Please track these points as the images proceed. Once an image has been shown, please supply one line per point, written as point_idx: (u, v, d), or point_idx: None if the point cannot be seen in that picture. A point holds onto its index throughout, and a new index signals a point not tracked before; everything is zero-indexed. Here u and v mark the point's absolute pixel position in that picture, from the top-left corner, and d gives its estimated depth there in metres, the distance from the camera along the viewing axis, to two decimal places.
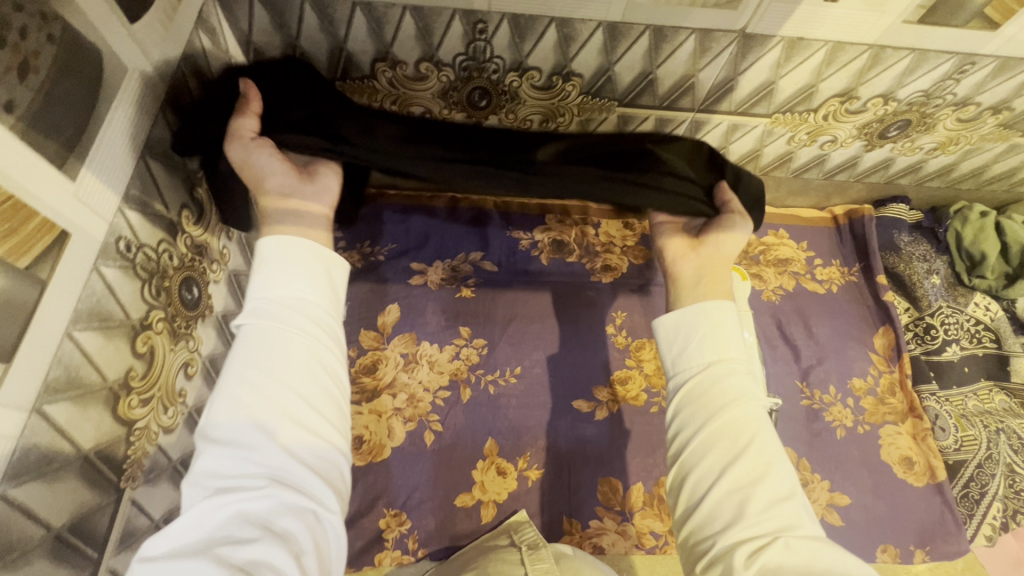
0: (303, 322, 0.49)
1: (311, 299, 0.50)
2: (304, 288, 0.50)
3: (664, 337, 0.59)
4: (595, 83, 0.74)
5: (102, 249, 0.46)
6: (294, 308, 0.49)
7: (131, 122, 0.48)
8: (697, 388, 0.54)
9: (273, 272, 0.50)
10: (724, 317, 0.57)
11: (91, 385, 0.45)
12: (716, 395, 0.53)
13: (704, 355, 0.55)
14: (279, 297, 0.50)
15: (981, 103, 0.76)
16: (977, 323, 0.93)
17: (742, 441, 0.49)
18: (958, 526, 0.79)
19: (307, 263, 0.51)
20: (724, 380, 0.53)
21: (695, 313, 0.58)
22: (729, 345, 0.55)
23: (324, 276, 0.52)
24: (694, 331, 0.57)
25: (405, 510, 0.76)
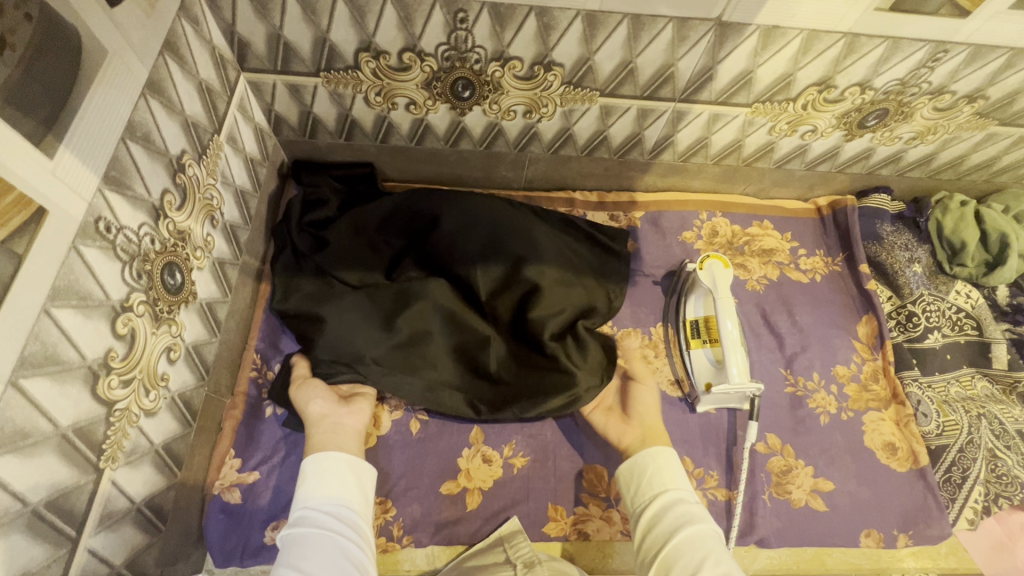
0: (352, 528, 0.58)
1: (352, 508, 0.60)
2: (347, 499, 0.61)
3: (625, 482, 0.69)
4: (577, 73, 0.75)
5: (81, 228, 0.46)
6: (346, 516, 0.59)
7: (110, 104, 0.49)
8: (656, 518, 0.63)
9: (320, 486, 0.61)
10: (666, 460, 0.67)
11: (70, 362, 0.46)
12: (673, 525, 0.60)
13: (657, 488, 0.65)
14: (326, 508, 0.59)
15: (956, 91, 0.77)
16: (959, 311, 0.93)
17: (699, 553, 0.56)
18: (941, 511, 0.80)
19: (347, 476, 0.63)
20: (676, 507, 0.62)
21: (641, 458, 0.68)
22: (674, 475, 0.66)
23: (358, 478, 0.64)
24: (643, 472, 0.67)
25: (391, 497, 0.76)
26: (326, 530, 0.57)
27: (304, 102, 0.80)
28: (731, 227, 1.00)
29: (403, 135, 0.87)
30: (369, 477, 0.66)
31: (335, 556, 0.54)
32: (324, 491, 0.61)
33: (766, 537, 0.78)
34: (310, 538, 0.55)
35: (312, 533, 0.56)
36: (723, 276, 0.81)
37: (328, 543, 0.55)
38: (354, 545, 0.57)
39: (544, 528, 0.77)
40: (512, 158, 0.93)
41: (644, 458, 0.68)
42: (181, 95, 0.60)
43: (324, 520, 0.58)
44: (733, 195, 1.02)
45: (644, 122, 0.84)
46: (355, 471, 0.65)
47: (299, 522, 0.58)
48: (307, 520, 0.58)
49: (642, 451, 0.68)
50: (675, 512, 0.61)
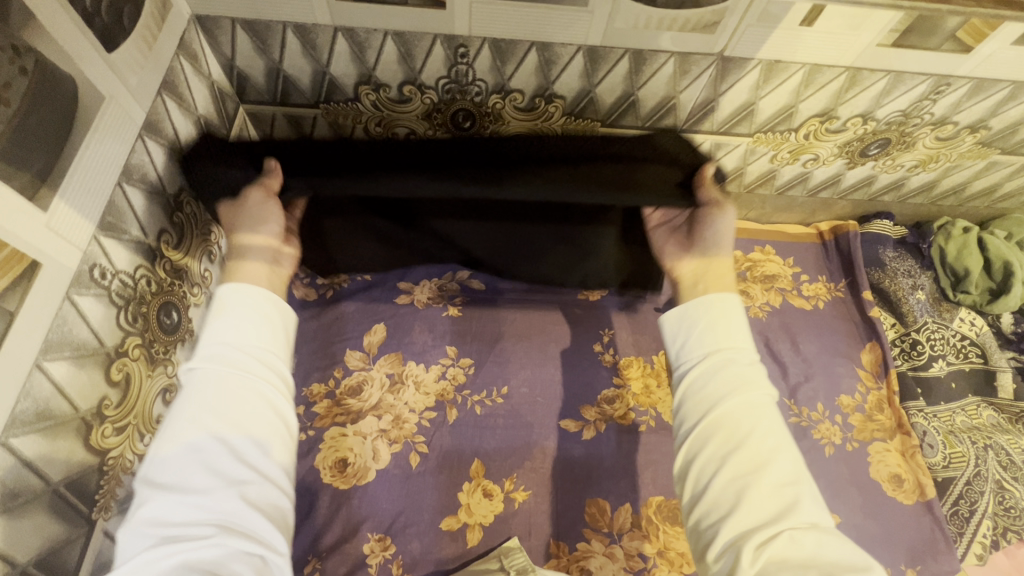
0: (260, 360, 0.49)
1: (266, 348, 0.50)
2: (260, 340, 0.50)
3: (667, 330, 0.59)
4: (578, 105, 0.74)
5: (75, 278, 0.45)
6: (254, 350, 0.49)
7: (107, 151, 0.48)
8: (700, 378, 0.53)
9: (229, 323, 0.50)
10: (725, 314, 0.56)
11: (63, 415, 0.45)
12: (719, 388, 0.52)
13: (707, 345, 0.55)
14: (233, 346, 0.49)
15: (958, 122, 0.77)
16: (963, 338, 0.92)
17: (743, 431, 0.49)
18: (949, 545, 0.78)
19: (262, 308, 0.52)
20: (723, 371, 0.53)
21: (694, 309, 0.57)
22: (736, 334, 0.55)
23: (281, 316, 0.53)
24: (694, 324, 0.57)
25: (390, 535, 0.75)
26: (240, 372, 0.48)
27: None
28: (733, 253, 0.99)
29: None
30: (287, 307, 0.54)
31: (248, 424, 0.46)
32: (239, 328, 0.50)
33: None
34: (218, 383, 0.47)
35: (220, 376, 0.47)
36: None
37: (243, 392, 0.47)
38: (277, 404, 0.49)
39: (547, 565, 0.75)
40: None
41: (700, 306, 0.57)
42: (178, 132, 0.60)
43: (234, 361, 0.48)
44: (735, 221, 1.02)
45: None
46: (272, 303, 0.53)
47: (208, 353, 0.48)
48: (217, 360, 0.47)
49: (697, 298, 0.58)
50: (723, 375, 0.52)
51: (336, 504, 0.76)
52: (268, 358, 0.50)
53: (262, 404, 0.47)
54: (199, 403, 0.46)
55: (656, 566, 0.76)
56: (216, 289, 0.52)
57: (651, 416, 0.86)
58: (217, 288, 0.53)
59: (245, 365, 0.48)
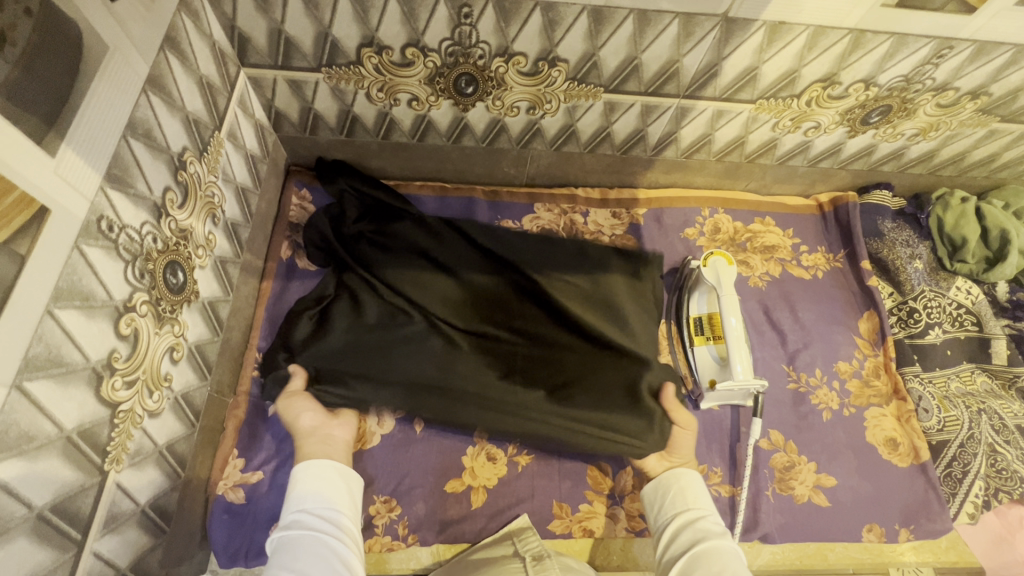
0: (331, 521, 0.59)
1: (337, 511, 0.61)
2: (332, 504, 0.62)
3: (649, 506, 0.71)
4: (581, 69, 0.74)
5: (83, 227, 0.45)
6: (326, 513, 0.60)
7: (111, 100, 0.48)
8: (677, 532, 0.64)
9: (303, 491, 0.62)
10: (690, 480, 0.69)
11: (74, 364, 0.45)
12: (694, 538, 0.62)
13: (678, 506, 0.67)
14: (311, 509, 0.60)
15: (959, 87, 0.77)
16: (959, 307, 0.93)
17: (717, 565, 0.57)
18: (942, 505, 0.81)
19: (335, 482, 0.64)
20: (698, 525, 0.63)
21: (664, 479, 0.70)
22: (697, 496, 0.67)
23: (354, 494, 0.65)
24: (666, 493, 0.69)
25: (395, 496, 0.76)
26: (319, 529, 0.58)
27: (305, 99, 0.80)
28: (733, 224, 1.00)
29: (405, 131, 0.86)
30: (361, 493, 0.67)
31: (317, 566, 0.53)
32: (321, 496, 0.62)
33: (770, 532, 0.78)
34: (300, 543, 0.55)
35: (303, 536, 0.56)
36: (727, 272, 0.81)
37: (314, 544, 0.56)
38: (341, 553, 0.56)
39: (549, 526, 0.77)
40: (514, 154, 0.93)
41: (669, 480, 0.69)
42: (181, 90, 0.59)
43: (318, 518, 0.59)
44: (735, 192, 1.02)
45: (647, 118, 0.84)
46: (352, 488, 0.66)
47: (296, 514, 0.60)
48: (296, 521, 0.59)
49: (663, 475, 0.71)
50: (696, 528, 0.62)
51: None
52: (337, 520, 0.60)
53: (332, 548, 0.56)
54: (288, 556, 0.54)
55: None
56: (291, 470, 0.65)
57: None
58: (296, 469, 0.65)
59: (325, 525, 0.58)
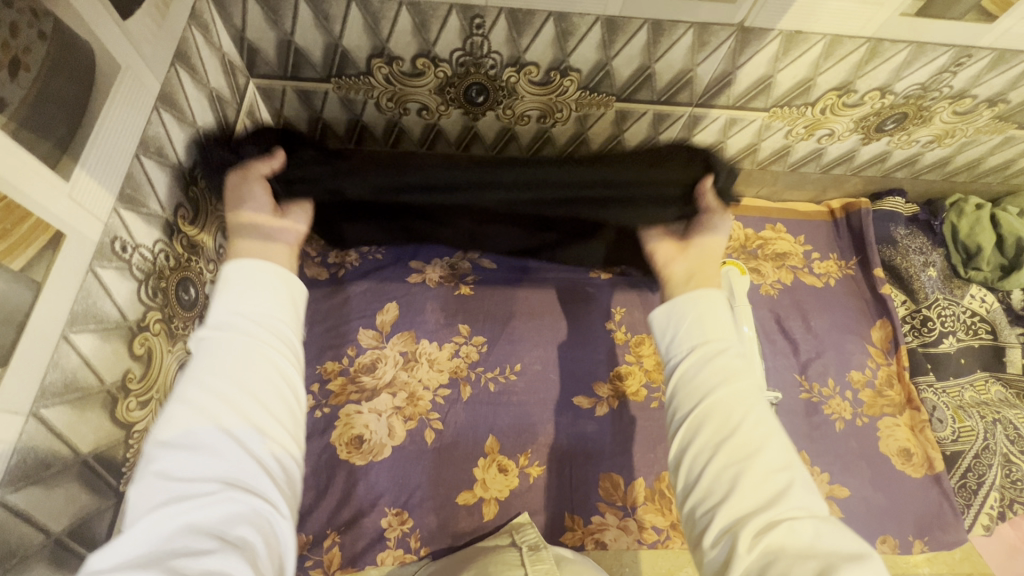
0: (265, 329, 0.46)
1: (277, 315, 0.48)
2: (270, 307, 0.48)
3: (656, 331, 0.57)
4: (594, 78, 0.73)
5: (98, 250, 0.45)
6: (260, 317, 0.47)
7: (124, 120, 0.47)
8: (693, 367, 0.51)
9: (238, 292, 0.48)
10: (712, 306, 0.54)
11: (89, 387, 0.45)
12: (706, 380, 0.49)
13: (689, 340, 0.53)
14: (246, 313, 0.46)
15: (977, 95, 0.76)
16: (973, 315, 0.93)
17: (736, 417, 0.46)
18: (956, 516, 0.80)
19: (275, 287, 0.49)
20: (715, 361, 0.50)
21: (682, 304, 0.55)
22: (717, 321, 0.53)
23: (290, 296, 0.50)
24: (682, 319, 0.55)
25: (407, 509, 0.75)
26: (245, 338, 0.44)
27: (314, 108, 0.79)
28: (744, 231, 0.99)
29: (414, 140, 0.86)
30: (301, 288, 0.52)
31: (246, 376, 0.43)
32: (246, 297, 0.48)
33: None
34: (224, 348, 0.44)
35: (224, 343, 0.44)
36: (740, 282, 0.80)
37: (244, 347, 0.44)
38: (282, 368, 0.45)
39: (561, 538, 0.76)
40: None
41: (681, 309, 0.55)
42: (192, 105, 0.59)
43: (233, 325, 0.45)
44: (746, 198, 1.01)
45: (659, 126, 0.83)
46: (280, 279, 0.50)
47: (213, 321, 0.46)
48: (228, 323, 0.45)
49: (683, 295, 0.56)
50: (714, 364, 0.50)
51: (351, 479, 0.76)
52: (274, 326, 0.47)
53: (258, 375, 0.43)
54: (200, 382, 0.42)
55: (669, 538, 0.77)
56: (223, 269, 0.50)
57: (664, 393, 0.86)
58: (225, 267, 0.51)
59: (245, 328, 0.45)
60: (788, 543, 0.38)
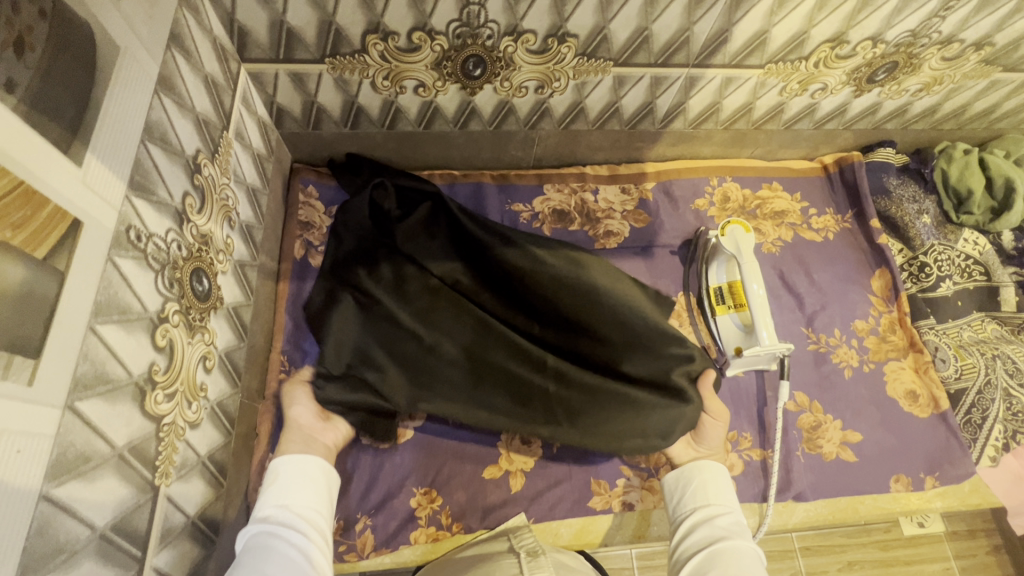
0: (306, 519, 0.59)
1: (318, 510, 0.61)
2: (313, 501, 0.61)
3: (667, 495, 0.72)
4: (591, 44, 0.73)
5: (114, 239, 0.44)
6: (304, 513, 0.60)
7: (126, 105, 0.46)
8: (695, 528, 0.64)
9: (289, 486, 0.61)
10: (713, 476, 0.69)
11: (118, 380, 0.44)
12: (714, 533, 0.62)
13: (698, 500, 0.67)
14: (294, 510, 0.59)
15: (964, 39, 0.78)
16: (968, 258, 0.95)
17: (736, 564, 0.57)
18: (964, 451, 0.83)
19: (314, 478, 0.63)
20: (718, 523, 0.63)
21: (687, 469, 0.71)
22: (713, 493, 0.67)
23: (327, 486, 0.64)
24: (687, 484, 0.70)
25: (436, 487, 0.76)
26: (286, 529, 0.56)
27: (308, 91, 0.77)
28: (742, 191, 1.00)
29: (410, 120, 0.85)
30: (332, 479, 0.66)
31: (286, 564, 0.52)
32: (296, 492, 0.61)
33: (803, 491, 0.80)
34: (272, 538, 0.55)
35: (275, 533, 0.55)
36: (746, 240, 0.81)
37: (284, 540, 0.55)
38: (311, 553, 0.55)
39: (589, 503, 0.78)
40: (521, 136, 0.91)
41: (691, 472, 0.70)
42: (190, 91, 0.57)
43: (289, 517, 0.58)
44: (741, 160, 1.03)
45: (656, 90, 0.83)
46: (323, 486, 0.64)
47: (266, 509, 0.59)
48: (280, 514, 0.58)
49: (689, 464, 0.71)
50: (716, 528, 0.63)
51: (377, 462, 0.76)
52: (312, 517, 0.60)
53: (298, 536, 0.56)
54: (251, 568, 0.51)
55: None
56: (273, 462, 0.64)
57: None
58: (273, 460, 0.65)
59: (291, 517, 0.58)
60: None
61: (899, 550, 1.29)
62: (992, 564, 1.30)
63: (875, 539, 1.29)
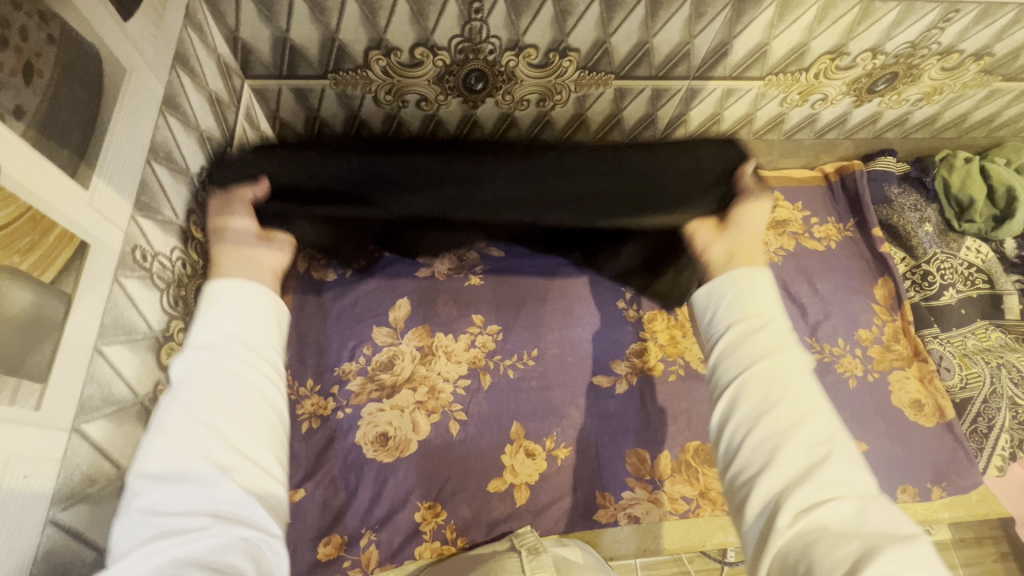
0: (251, 346, 0.45)
1: (266, 337, 0.46)
2: (260, 329, 0.46)
3: (696, 308, 0.55)
4: (592, 57, 0.74)
5: (120, 259, 0.44)
6: (247, 335, 0.45)
7: (132, 125, 0.46)
8: (728, 346, 0.48)
9: (231, 311, 0.46)
10: (756, 285, 0.51)
11: (124, 400, 0.44)
12: (747, 345, 0.47)
13: (730, 314, 0.50)
14: (238, 333, 0.45)
15: (964, 50, 0.78)
16: (970, 266, 0.95)
17: (775, 392, 0.44)
18: (971, 461, 0.83)
19: (260, 302, 0.48)
20: (759, 335, 0.47)
21: (725, 281, 0.52)
22: (764, 297, 0.50)
23: (278, 322, 0.49)
24: (722, 296, 0.52)
25: (440, 501, 0.75)
26: (225, 358, 0.43)
27: (311, 106, 0.78)
28: None
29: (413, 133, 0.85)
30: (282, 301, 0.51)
31: (235, 397, 0.41)
32: (237, 318, 0.46)
33: None
34: (212, 371, 0.41)
35: (216, 365, 0.42)
36: None
37: (226, 374, 0.42)
38: (258, 384, 0.43)
39: (594, 516, 0.77)
40: None
41: (725, 282, 0.52)
42: (194, 108, 0.57)
43: (227, 350, 0.44)
44: None
45: (657, 102, 0.83)
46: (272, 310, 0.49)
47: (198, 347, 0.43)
48: (217, 343, 0.43)
49: (721, 276, 0.53)
50: (756, 340, 0.47)
51: (380, 477, 0.76)
52: (262, 345, 0.45)
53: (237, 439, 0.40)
54: (189, 445, 0.38)
55: (700, 506, 0.79)
56: (206, 285, 0.48)
57: (681, 365, 0.87)
58: (208, 285, 0.49)
59: (228, 350, 0.44)
60: (825, 523, 0.37)
61: None
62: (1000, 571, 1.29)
63: None
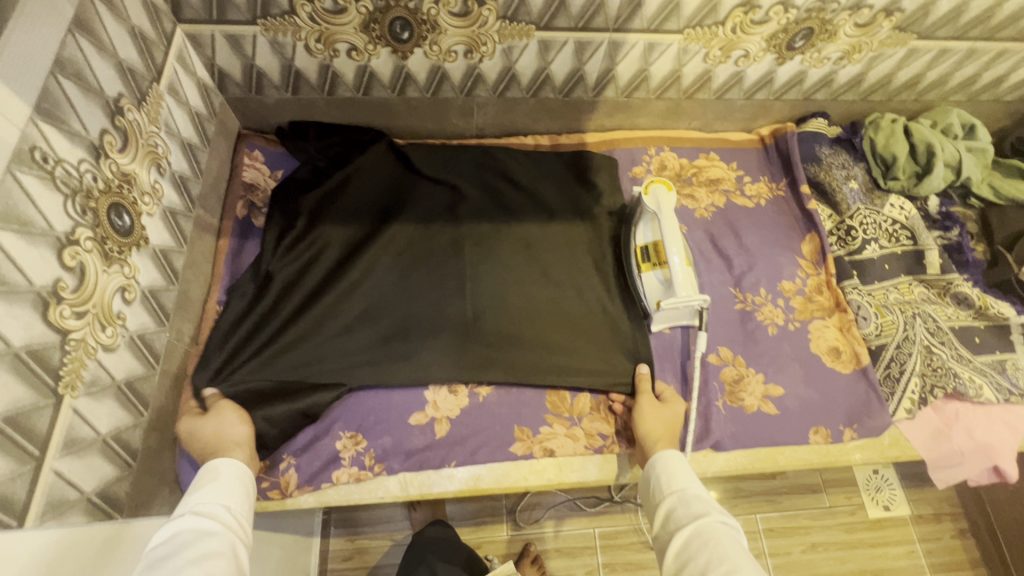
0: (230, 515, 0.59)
1: (241, 510, 0.61)
2: (239, 505, 0.61)
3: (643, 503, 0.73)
4: (510, 6, 0.77)
5: (15, 155, 0.47)
6: (229, 507, 0.60)
7: (33, 35, 0.49)
8: (669, 522, 0.65)
9: (220, 488, 0.61)
10: (675, 465, 0.70)
11: (17, 284, 0.47)
12: (678, 524, 0.63)
13: (660, 494, 0.68)
14: (222, 505, 0.60)
15: (873, 5, 0.81)
16: (894, 223, 0.98)
17: (704, 557, 0.58)
18: (881, 404, 0.85)
19: (241, 484, 0.64)
20: (683, 512, 0.64)
21: (651, 466, 0.72)
22: (676, 475, 0.68)
23: (251, 495, 0.65)
24: (655, 478, 0.70)
25: (361, 431, 0.78)
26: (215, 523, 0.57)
27: (245, 55, 0.82)
28: (678, 161, 1.03)
29: (349, 85, 0.89)
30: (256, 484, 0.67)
31: (215, 553, 0.53)
32: (224, 492, 0.61)
33: (722, 440, 0.83)
34: (202, 530, 0.55)
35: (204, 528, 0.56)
36: (667, 199, 0.85)
37: (211, 536, 0.55)
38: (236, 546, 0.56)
39: (510, 448, 0.80)
40: (459, 104, 0.95)
41: (652, 467, 0.72)
42: (113, 39, 0.61)
43: (213, 512, 0.58)
44: (680, 131, 1.06)
45: (582, 57, 0.87)
46: (248, 492, 0.65)
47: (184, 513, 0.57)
48: (206, 508, 0.58)
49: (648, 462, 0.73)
50: (682, 516, 0.64)
51: None
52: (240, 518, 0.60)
53: (204, 561, 0.52)
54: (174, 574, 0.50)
55: (615, 442, 0.82)
56: (205, 465, 0.64)
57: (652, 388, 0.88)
58: (206, 466, 0.65)
59: (219, 517, 0.58)
60: None
61: (863, 533, 1.29)
62: (957, 547, 1.30)
63: (836, 521, 1.29)
